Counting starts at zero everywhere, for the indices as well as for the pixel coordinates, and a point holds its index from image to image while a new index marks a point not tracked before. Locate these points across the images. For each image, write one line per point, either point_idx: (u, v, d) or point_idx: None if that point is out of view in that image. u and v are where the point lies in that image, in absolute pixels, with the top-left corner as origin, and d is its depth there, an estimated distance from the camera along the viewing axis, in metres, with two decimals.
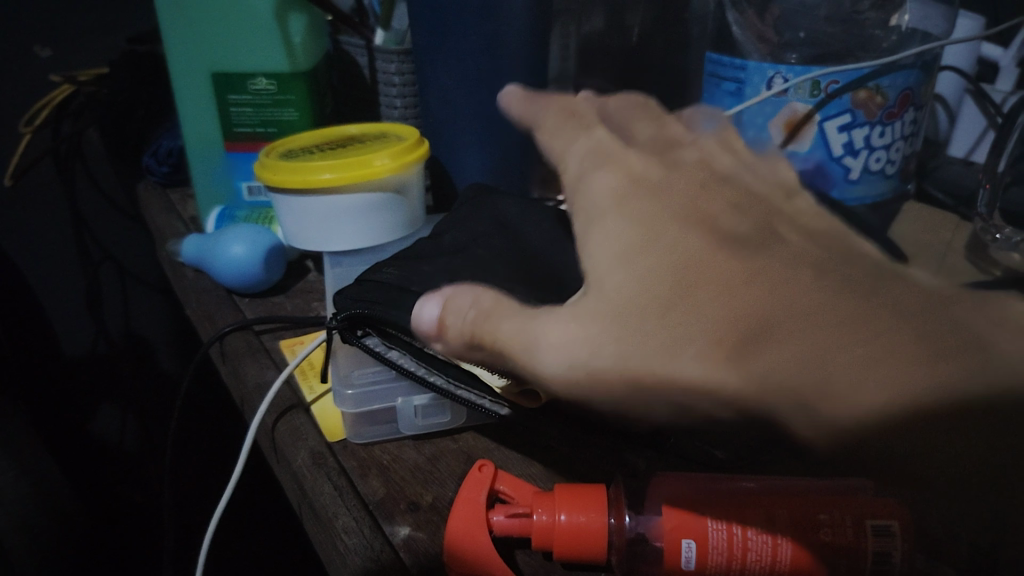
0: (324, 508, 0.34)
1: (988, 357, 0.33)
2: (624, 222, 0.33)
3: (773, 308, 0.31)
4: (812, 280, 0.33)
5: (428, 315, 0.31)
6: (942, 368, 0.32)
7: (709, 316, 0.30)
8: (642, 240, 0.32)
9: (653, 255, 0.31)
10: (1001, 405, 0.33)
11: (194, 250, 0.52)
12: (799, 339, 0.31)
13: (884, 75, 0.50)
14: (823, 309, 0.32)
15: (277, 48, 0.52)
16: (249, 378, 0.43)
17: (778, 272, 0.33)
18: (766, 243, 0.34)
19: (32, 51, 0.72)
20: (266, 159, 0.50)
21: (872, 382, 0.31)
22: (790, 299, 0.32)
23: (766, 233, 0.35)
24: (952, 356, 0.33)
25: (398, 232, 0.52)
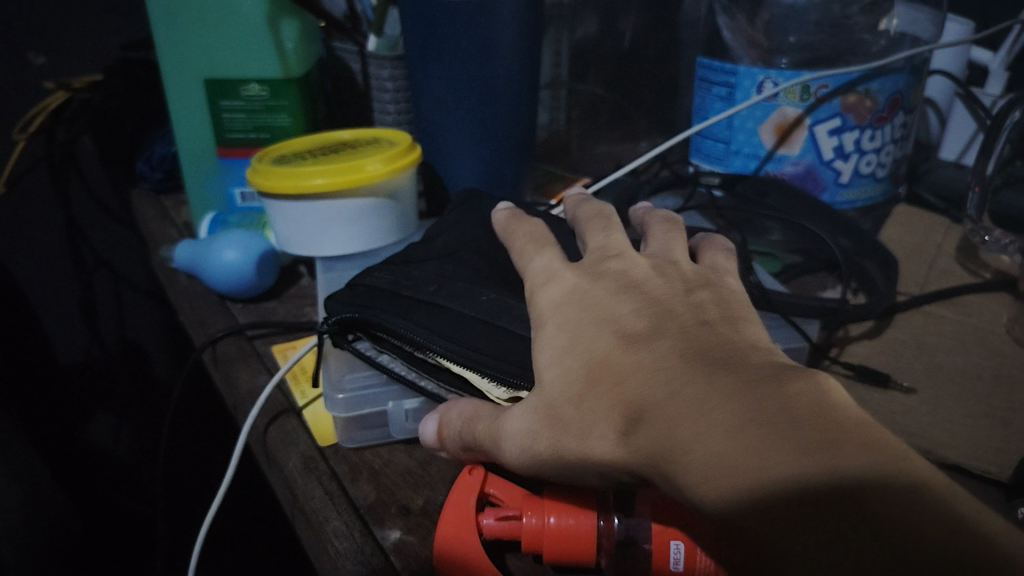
0: (315, 513, 0.34)
1: (871, 432, 0.22)
2: (553, 325, 0.32)
3: (649, 389, 0.26)
4: (683, 365, 0.26)
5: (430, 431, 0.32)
6: (799, 446, 0.21)
7: (598, 413, 0.27)
8: (565, 341, 0.30)
9: (577, 364, 0.29)
10: (900, 487, 0.20)
11: (187, 256, 0.52)
12: (662, 426, 0.24)
13: (873, 79, 0.50)
14: (704, 394, 0.24)
15: (269, 55, 0.52)
16: (241, 383, 0.43)
17: (660, 359, 0.27)
18: (668, 330, 0.29)
19: (26, 58, 0.72)
20: (258, 165, 0.50)
21: (731, 437, 0.22)
22: (654, 379, 0.26)
23: (664, 321, 0.29)
24: (849, 433, 0.21)
25: (390, 236, 0.52)
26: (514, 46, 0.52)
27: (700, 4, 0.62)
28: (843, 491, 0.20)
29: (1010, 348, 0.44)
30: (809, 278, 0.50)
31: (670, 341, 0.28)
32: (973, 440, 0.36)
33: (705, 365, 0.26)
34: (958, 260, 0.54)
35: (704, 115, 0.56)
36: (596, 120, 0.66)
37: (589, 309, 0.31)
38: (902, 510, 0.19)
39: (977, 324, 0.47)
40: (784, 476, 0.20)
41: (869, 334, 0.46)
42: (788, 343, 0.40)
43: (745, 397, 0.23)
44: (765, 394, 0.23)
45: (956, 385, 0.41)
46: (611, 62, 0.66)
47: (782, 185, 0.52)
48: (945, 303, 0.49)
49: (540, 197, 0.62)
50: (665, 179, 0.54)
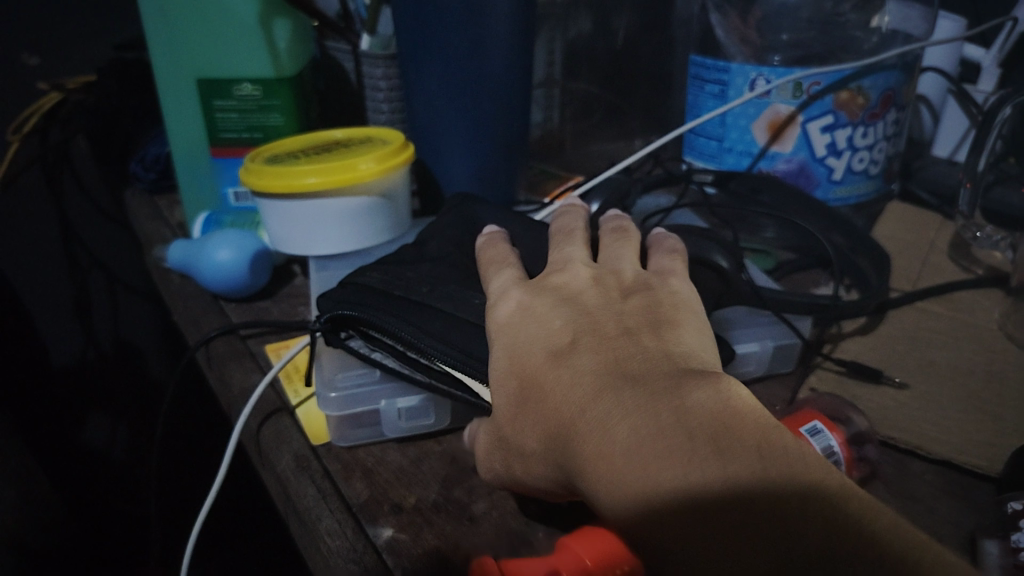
0: (307, 511, 0.34)
1: (766, 436, 0.22)
2: (497, 336, 0.31)
3: (566, 409, 0.26)
4: (596, 381, 0.26)
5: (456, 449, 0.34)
6: (695, 457, 0.21)
7: (532, 436, 0.27)
8: (508, 353, 0.30)
9: (512, 385, 0.29)
10: (783, 493, 0.21)
11: (180, 256, 0.52)
12: (577, 454, 0.24)
13: (866, 76, 0.50)
14: (612, 414, 0.24)
15: (261, 54, 0.52)
16: (234, 382, 0.43)
17: (578, 374, 0.26)
18: (592, 336, 0.28)
19: (20, 59, 0.72)
20: (250, 164, 0.50)
21: (633, 458, 0.22)
22: (569, 397, 0.26)
23: (590, 327, 0.29)
24: (741, 441, 0.22)
25: (384, 235, 0.52)
26: (507, 45, 0.52)
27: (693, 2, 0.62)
28: (734, 498, 0.21)
29: (1002, 344, 0.44)
30: (802, 275, 0.50)
31: (592, 350, 0.27)
32: (965, 436, 0.36)
33: (618, 380, 0.25)
34: (951, 256, 0.54)
35: (697, 113, 0.56)
36: (591, 118, 0.66)
37: (533, 321, 0.30)
38: (793, 511, 0.20)
39: (970, 320, 0.47)
40: (674, 486, 0.21)
41: (862, 331, 0.46)
42: (778, 339, 0.41)
43: (648, 414, 0.23)
44: (667, 411, 0.23)
45: (949, 380, 0.41)
46: (604, 61, 0.66)
47: (775, 182, 0.52)
48: (938, 300, 0.49)
49: (534, 196, 0.62)
50: (658, 177, 0.54)
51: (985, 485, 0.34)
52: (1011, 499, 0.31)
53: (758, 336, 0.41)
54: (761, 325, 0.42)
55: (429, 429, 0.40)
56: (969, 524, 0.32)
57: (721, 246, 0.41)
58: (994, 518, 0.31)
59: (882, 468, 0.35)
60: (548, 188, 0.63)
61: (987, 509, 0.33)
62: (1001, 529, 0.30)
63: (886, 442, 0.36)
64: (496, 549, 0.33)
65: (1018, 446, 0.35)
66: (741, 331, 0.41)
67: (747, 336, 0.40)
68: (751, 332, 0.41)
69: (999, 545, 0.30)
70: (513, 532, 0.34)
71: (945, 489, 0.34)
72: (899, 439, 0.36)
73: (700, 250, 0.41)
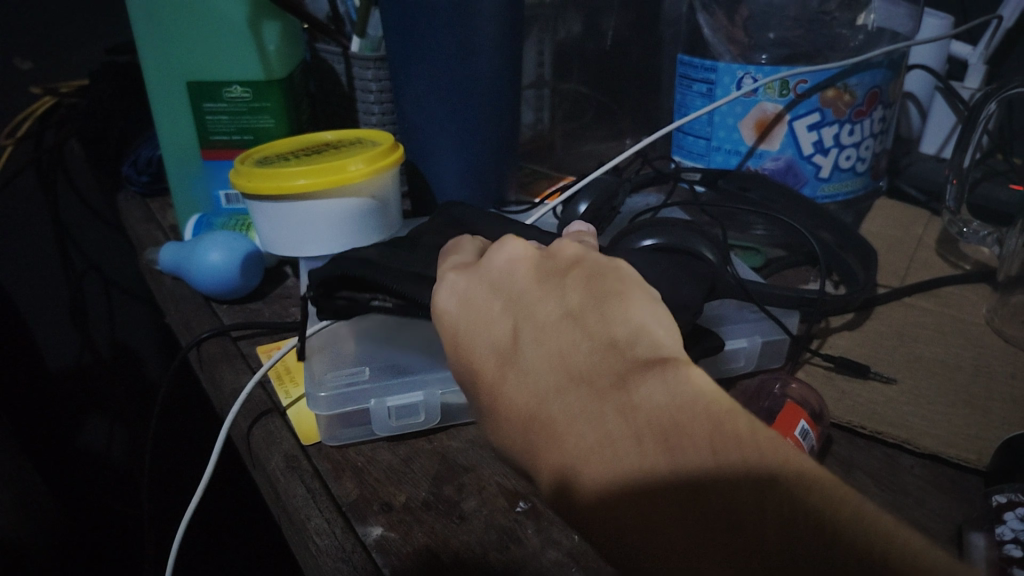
0: (297, 511, 0.35)
1: (721, 419, 0.17)
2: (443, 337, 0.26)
3: (516, 426, 0.22)
4: (537, 385, 0.21)
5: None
6: (648, 477, 0.17)
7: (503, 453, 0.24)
8: (454, 359, 0.25)
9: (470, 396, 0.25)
10: (747, 494, 0.16)
11: (171, 259, 0.53)
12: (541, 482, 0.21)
13: (852, 74, 0.50)
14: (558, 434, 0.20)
15: (252, 57, 0.52)
16: (225, 383, 0.43)
17: (520, 380, 0.22)
18: (529, 317, 0.23)
19: (13, 64, 0.72)
20: (240, 166, 0.50)
21: (582, 477, 0.19)
22: (516, 415, 0.22)
23: (530, 308, 0.23)
24: (696, 429, 0.17)
25: (375, 236, 0.53)
26: (495, 46, 0.52)
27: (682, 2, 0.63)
28: (695, 507, 0.17)
29: (990, 338, 0.45)
30: (792, 272, 0.50)
31: (527, 341, 0.23)
32: (951, 429, 0.37)
33: (559, 386, 0.21)
34: (939, 253, 0.55)
35: (686, 112, 0.56)
36: (582, 119, 0.67)
37: (467, 309, 0.25)
38: (758, 504, 0.16)
39: (958, 316, 0.47)
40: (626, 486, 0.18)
41: (850, 326, 0.46)
42: (766, 335, 0.41)
43: (594, 416, 0.19)
44: (610, 416, 0.19)
45: (936, 374, 0.41)
46: (594, 60, 0.66)
47: (764, 180, 0.52)
48: (926, 295, 0.49)
49: (525, 196, 0.62)
50: (647, 175, 0.55)
51: (970, 478, 0.35)
52: (995, 493, 0.32)
53: (746, 332, 0.41)
54: (748, 320, 0.42)
55: (420, 428, 0.40)
56: (955, 515, 0.32)
57: (707, 239, 0.41)
58: (980, 511, 0.32)
59: (869, 463, 0.36)
60: (539, 189, 0.63)
61: (973, 502, 0.33)
62: (987, 521, 0.31)
63: (873, 437, 0.37)
64: (485, 546, 0.33)
65: (1004, 439, 0.36)
66: (731, 326, 0.41)
67: (736, 332, 0.41)
68: (740, 328, 0.41)
69: (985, 538, 0.30)
70: (503, 529, 0.34)
71: (931, 482, 0.34)
72: (886, 433, 0.36)
73: (687, 242, 0.41)
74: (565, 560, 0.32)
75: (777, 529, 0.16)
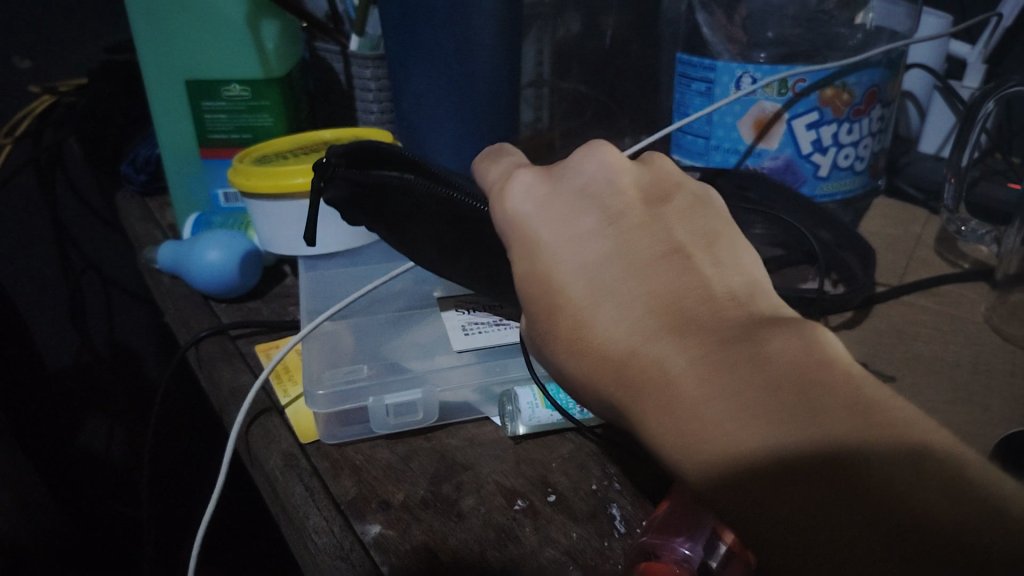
0: (295, 509, 0.35)
1: (859, 390, 0.22)
2: (517, 246, 0.29)
3: (616, 351, 0.25)
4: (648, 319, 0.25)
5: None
6: (769, 417, 0.21)
7: (574, 367, 0.27)
8: (535, 273, 0.28)
9: (548, 310, 0.28)
10: (873, 456, 0.20)
11: (170, 257, 0.53)
12: (633, 397, 0.25)
13: (851, 73, 0.50)
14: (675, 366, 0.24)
15: (251, 55, 0.53)
16: (223, 382, 0.43)
17: (623, 310, 0.26)
18: (630, 258, 0.27)
19: (12, 62, 0.72)
20: (239, 165, 0.50)
21: (706, 411, 0.23)
22: (619, 340, 0.25)
23: (632, 249, 0.27)
24: (831, 395, 0.21)
25: (373, 236, 0.53)
26: (494, 45, 0.52)
27: None
28: (821, 458, 0.21)
29: (988, 337, 0.45)
30: (790, 271, 0.50)
31: (631, 279, 0.26)
32: (950, 427, 0.37)
33: (670, 324, 0.25)
34: (937, 251, 0.55)
35: (685, 111, 0.56)
36: (580, 118, 0.67)
37: (559, 222, 0.28)
38: (888, 470, 0.20)
39: (956, 314, 0.47)
40: (757, 447, 0.21)
41: (848, 325, 0.46)
42: None
43: (728, 366, 0.23)
44: (743, 366, 0.23)
45: (935, 372, 0.41)
46: (593, 59, 0.66)
47: (762, 178, 0.52)
48: (925, 294, 0.49)
49: None
50: None
51: None
52: None
53: None
54: None
55: (417, 427, 0.40)
56: None
57: None
58: None
59: None
60: None
61: None
62: None
63: None
64: (483, 544, 0.33)
65: (1002, 436, 0.36)
66: None
67: None
68: None
69: None
70: (500, 527, 0.34)
71: None
72: None
73: None
74: (562, 558, 0.33)
75: (896, 491, 0.20)
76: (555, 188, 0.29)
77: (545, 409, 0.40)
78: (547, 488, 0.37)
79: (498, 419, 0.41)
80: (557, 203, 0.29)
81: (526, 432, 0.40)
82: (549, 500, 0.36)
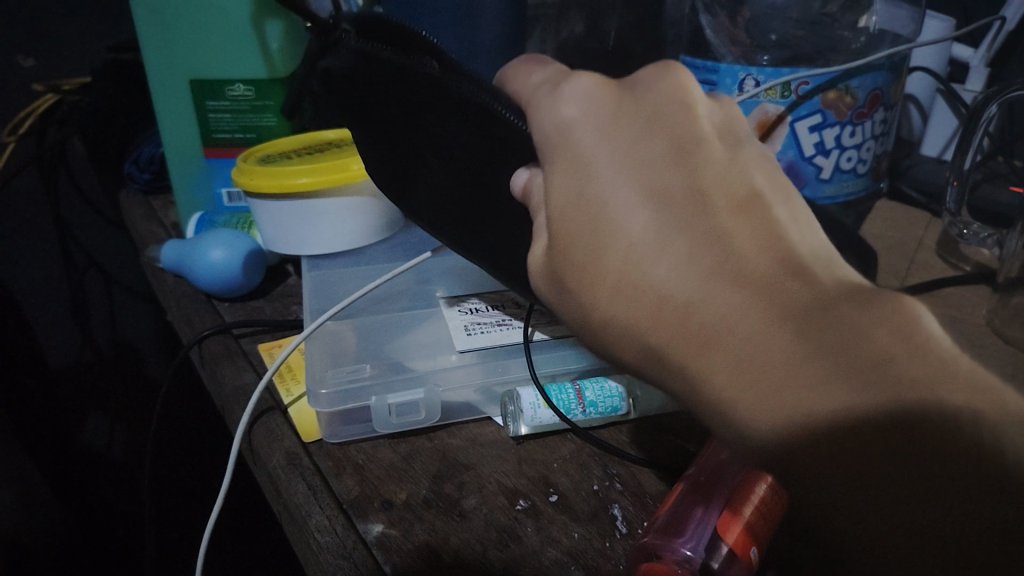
0: (298, 507, 0.35)
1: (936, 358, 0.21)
2: (562, 171, 0.26)
3: (678, 296, 0.24)
4: (716, 262, 0.23)
5: (521, 181, 0.31)
6: (860, 379, 0.21)
7: (616, 306, 0.25)
8: (581, 202, 0.26)
9: (593, 242, 0.26)
10: (939, 421, 0.21)
11: (174, 256, 0.53)
12: (697, 345, 0.23)
13: (854, 76, 0.51)
14: (753, 316, 0.22)
15: (255, 56, 0.53)
16: (227, 381, 0.43)
17: (691, 253, 0.24)
18: (696, 192, 0.24)
19: (16, 60, 0.72)
20: (243, 164, 0.50)
21: (778, 368, 0.22)
22: (683, 285, 0.23)
23: (698, 182, 0.24)
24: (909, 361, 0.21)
25: (376, 236, 0.54)
26: (498, 46, 0.52)
27: (684, 4, 0.63)
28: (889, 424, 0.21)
29: (991, 340, 0.45)
30: None
31: (697, 214, 0.24)
32: None
33: (743, 270, 0.23)
34: (939, 254, 0.55)
35: None
36: None
37: (621, 136, 0.25)
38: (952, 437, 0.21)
39: (959, 317, 0.47)
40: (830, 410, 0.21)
41: None
42: None
43: (804, 323, 0.22)
44: (821, 324, 0.22)
45: None
46: None
47: None
48: (927, 297, 0.49)
49: None
50: None
51: None
52: None
53: None
54: None
55: (419, 426, 0.40)
56: None
57: None
58: None
59: None
60: None
61: None
62: None
63: None
64: (485, 544, 0.33)
65: None
66: None
67: None
68: None
69: None
70: (502, 527, 0.34)
71: None
72: None
73: None
74: (564, 559, 0.33)
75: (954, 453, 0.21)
76: (613, 101, 0.26)
77: (547, 409, 0.40)
78: (549, 488, 0.37)
79: (500, 419, 0.42)
80: (614, 122, 0.26)
81: (528, 432, 0.40)
82: (551, 500, 0.36)
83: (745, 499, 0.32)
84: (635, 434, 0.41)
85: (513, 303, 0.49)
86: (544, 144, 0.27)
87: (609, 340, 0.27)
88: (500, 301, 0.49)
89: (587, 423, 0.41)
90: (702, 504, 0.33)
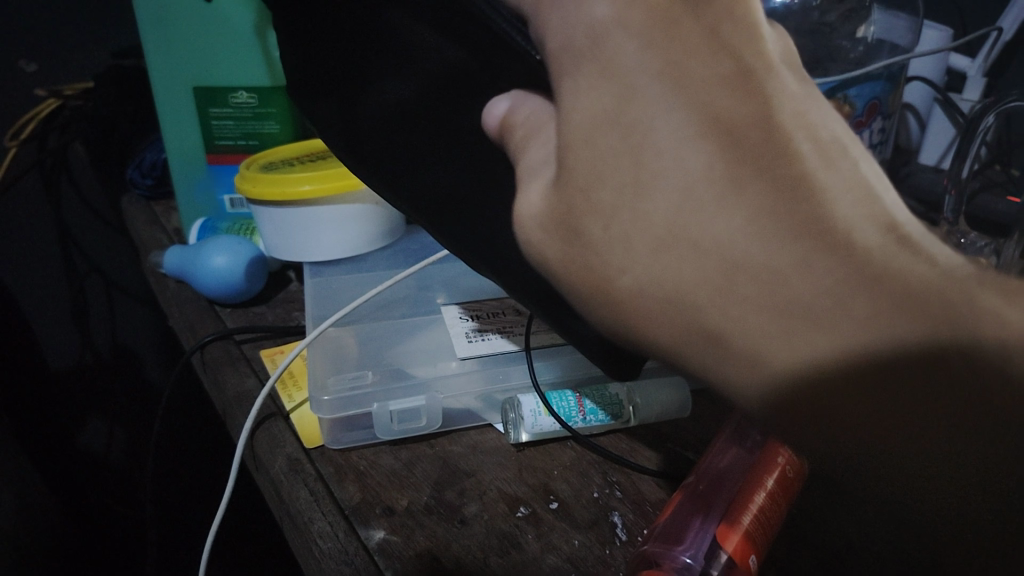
0: (300, 513, 0.35)
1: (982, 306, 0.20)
2: (597, 98, 0.22)
3: (741, 251, 0.21)
4: (783, 212, 0.21)
5: (498, 113, 0.27)
6: (924, 326, 0.20)
7: (650, 254, 0.23)
8: (623, 136, 0.22)
9: (638, 179, 0.22)
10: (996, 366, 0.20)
11: (176, 262, 0.53)
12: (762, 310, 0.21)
13: (852, 87, 0.51)
14: (831, 275, 0.20)
15: (258, 64, 0.53)
16: (229, 386, 0.44)
17: (755, 200, 0.21)
18: (765, 132, 0.21)
19: (18, 66, 0.72)
20: (245, 171, 0.50)
21: (843, 321, 0.20)
22: (750, 241, 0.21)
23: (768, 118, 0.21)
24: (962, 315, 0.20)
25: (378, 243, 0.54)
26: None
27: None
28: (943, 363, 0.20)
29: None
30: None
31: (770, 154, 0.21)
32: None
33: (821, 225, 0.20)
34: None
35: None
36: None
37: (675, 54, 0.21)
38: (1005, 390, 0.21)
39: None
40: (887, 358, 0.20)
41: None
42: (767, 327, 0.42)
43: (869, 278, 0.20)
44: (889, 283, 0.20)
45: None
46: None
47: None
48: None
49: None
50: None
51: None
52: None
53: None
54: None
55: (421, 433, 0.41)
56: None
57: None
58: None
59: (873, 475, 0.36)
60: None
61: None
62: None
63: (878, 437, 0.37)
64: (486, 550, 0.34)
65: None
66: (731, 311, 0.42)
67: None
68: None
69: None
70: (503, 533, 0.34)
71: None
72: None
73: None
74: (565, 565, 0.33)
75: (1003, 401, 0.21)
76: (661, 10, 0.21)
77: (548, 417, 0.40)
78: (549, 495, 0.37)
79: (501, 426, 0.42)
80: (669, 38, 0.21)
81: (528, 439, 0.40)
82: (551, 507, 0.36)
83: (743, 507, 0.32)
84: (634, 442, 0.41)
85: (513, 310, 0.49)
86: (568, 59, 0.23)
87: (622, 295, 0.24)
88: (500, 308, 0.49)
89: (587, 430, 0.41)
90: (701, 513, 0.33)
